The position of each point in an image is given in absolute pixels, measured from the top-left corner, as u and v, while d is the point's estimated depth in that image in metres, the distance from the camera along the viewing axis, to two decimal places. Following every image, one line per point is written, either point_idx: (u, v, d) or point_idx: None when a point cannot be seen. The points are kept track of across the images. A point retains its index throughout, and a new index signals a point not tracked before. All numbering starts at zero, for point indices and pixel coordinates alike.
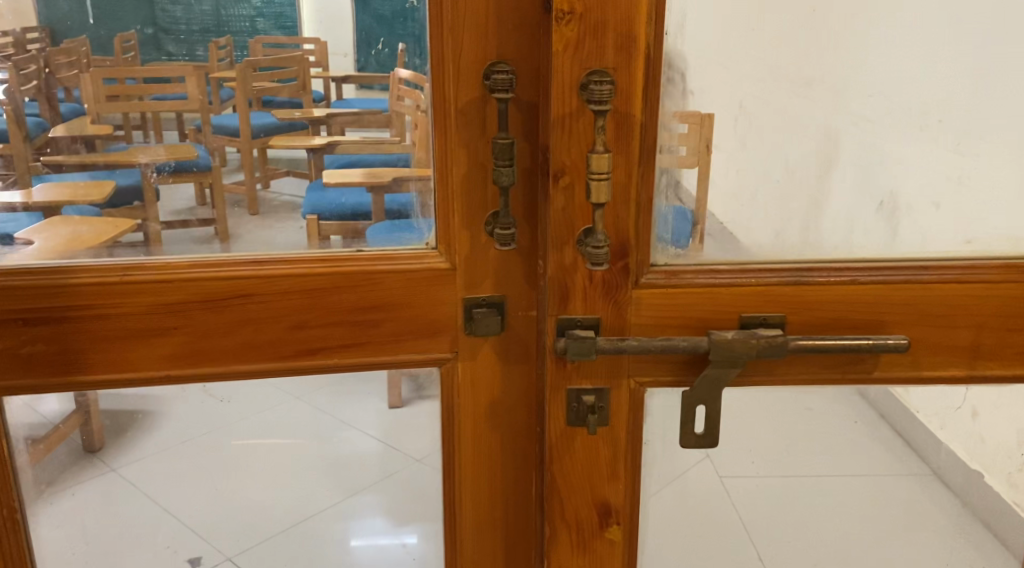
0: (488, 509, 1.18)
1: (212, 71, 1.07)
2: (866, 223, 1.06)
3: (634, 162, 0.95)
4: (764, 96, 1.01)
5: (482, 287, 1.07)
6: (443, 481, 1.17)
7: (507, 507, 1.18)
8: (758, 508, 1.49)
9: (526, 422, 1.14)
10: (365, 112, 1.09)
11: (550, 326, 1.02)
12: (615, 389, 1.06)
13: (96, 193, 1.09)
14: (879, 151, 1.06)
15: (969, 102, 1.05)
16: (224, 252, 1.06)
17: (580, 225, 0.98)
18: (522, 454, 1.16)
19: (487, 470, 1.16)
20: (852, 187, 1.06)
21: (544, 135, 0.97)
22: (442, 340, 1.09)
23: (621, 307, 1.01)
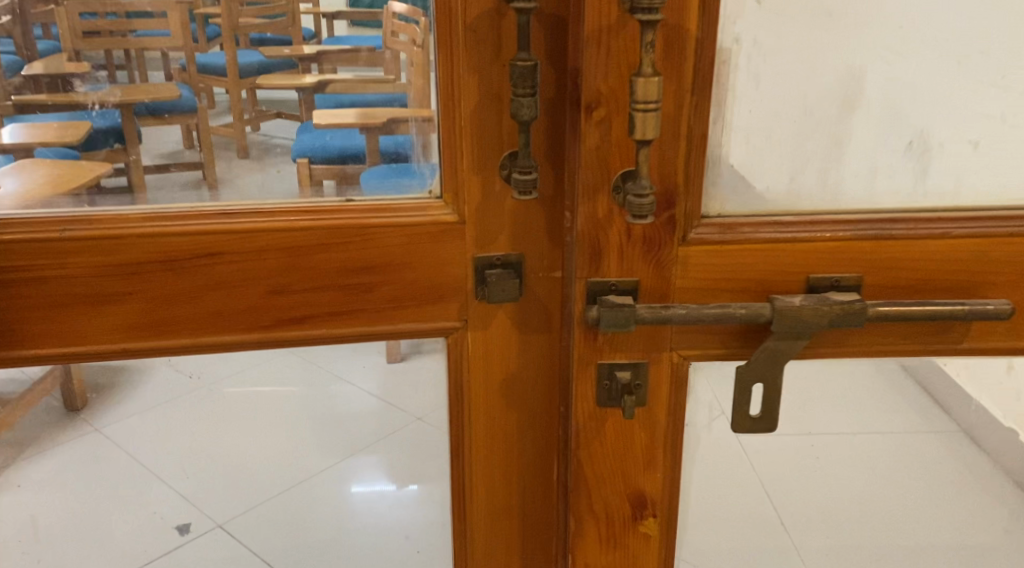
0: (503, 497, 1.02)
1: (197, 6, 0.92)
2: (893, 163, 0.87)
3: (687, 88, 0.77)
4: (775, 26, 0.82)
5: (496, 244, 0.90)
6: (451, 466, 1.01)
7: (524, 498, 1.02)
8: (799, 491, 1.34)
9: (547, 397, 0.98)
10: (361, 49, 0.92)
11: (578, 290, 0.86)
12: (654, 363, 0.89)
13: (70, 135, 0.92)
14: (908, 88, 0.85)
15: (1014, 24, 0.83)
16: (212, 201, 0.88)
17: (618, 167, 0.81)
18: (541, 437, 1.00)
19: (500, 454, 1.00)
20: (878, 126, 0.86)
21: (572, 57, 0.79)
22: (450, 306, 0.92)
23: (664, 266, 0.85)
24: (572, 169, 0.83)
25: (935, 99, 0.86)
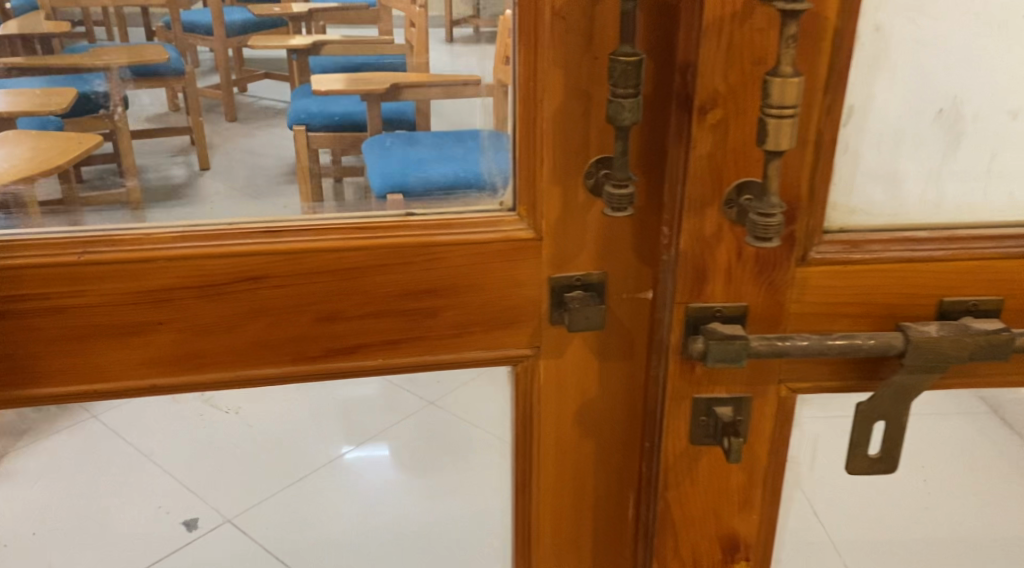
0: (571, 534, 0.92)
1: None
2: (919, 137, 0.72)
3: (821, 87, 0.65)
4: None
5: (577, 262, 0.78)
6: (516, 503, 0.91)
7: (596, 535, 0.92)
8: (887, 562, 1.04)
9: (627, 428, 0.87)
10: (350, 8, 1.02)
11: (677, 318, 0.74)
12: (758, 397, 0.78)
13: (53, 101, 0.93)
14: (938, 48, 0.69)
15: None
16: (253, 215, 0.76)
17: (732, 179, 0.69)
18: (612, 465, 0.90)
19: (569, 490, 0.90)
20: (904, 92, 0.70)
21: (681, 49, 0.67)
22: (522, 330, 0.81)
23: (779, 290, 0.74)
24: (673, 179, 0.71)
25: (972, 59, 0.70)
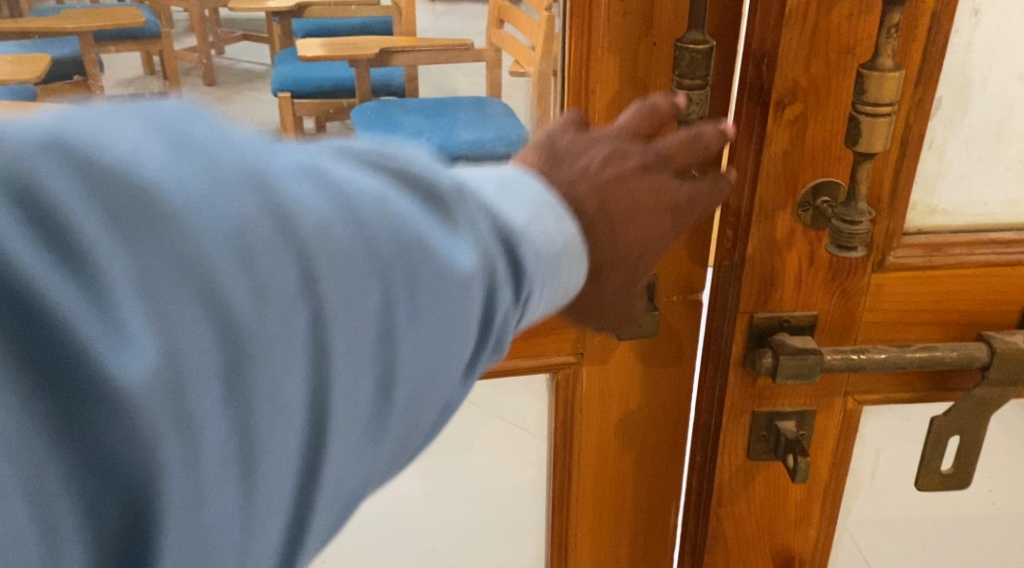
0: (610, 547, 0.86)
1: None
2: (988, 125, 0.64)
3: (915, 78, 0.59)
4: None
5: None
6: (551, 518, 0.85)
7: (636, 547, 0.87)
8: None
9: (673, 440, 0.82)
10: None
11: (739, 329, 0.68)
12: (823, 410, 0.72)
13: None
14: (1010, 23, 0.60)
15: None
16: None
17: (808, 179, 0.63)
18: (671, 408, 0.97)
19: (611, 505, 0.84)
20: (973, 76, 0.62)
21: (757, 36, 0.60)
22: (565, 338, 0.74)
23: (851, 297, 0.67)
24: (739, 176, 0.65)
25: None
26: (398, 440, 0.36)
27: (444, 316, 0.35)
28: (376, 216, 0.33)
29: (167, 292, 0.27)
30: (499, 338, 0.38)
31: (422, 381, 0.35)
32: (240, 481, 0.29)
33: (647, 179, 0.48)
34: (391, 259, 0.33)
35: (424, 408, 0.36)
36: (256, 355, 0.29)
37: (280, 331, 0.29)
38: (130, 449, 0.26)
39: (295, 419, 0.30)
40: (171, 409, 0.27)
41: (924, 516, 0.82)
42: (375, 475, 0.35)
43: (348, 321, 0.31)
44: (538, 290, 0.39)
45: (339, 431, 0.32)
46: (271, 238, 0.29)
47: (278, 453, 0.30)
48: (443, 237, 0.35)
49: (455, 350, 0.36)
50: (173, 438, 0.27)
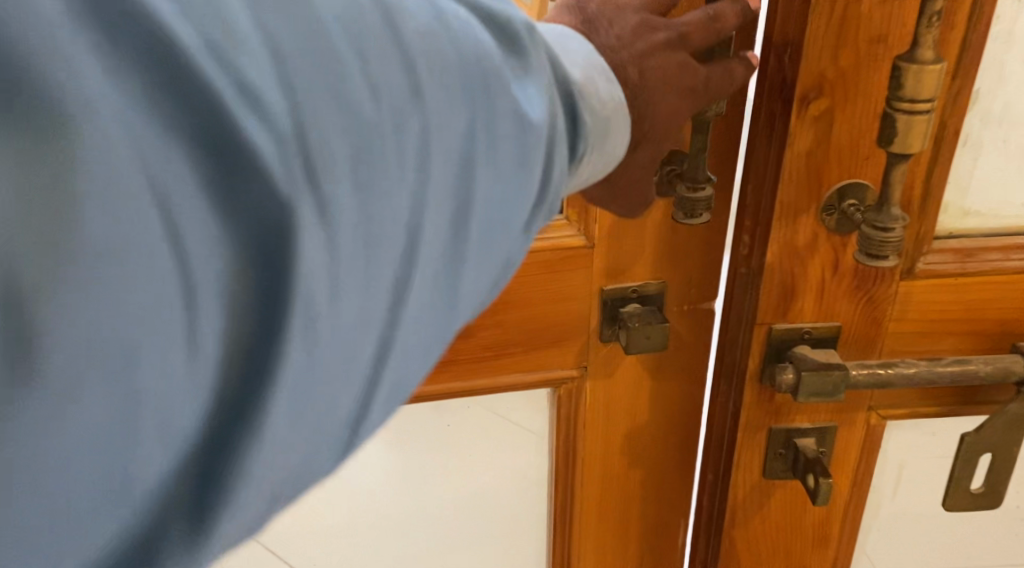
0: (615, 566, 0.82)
1: None
2: None
3: (954, 70, 0.54)
4: None
5: (633, 274, 0.67)
6: (553, 536, 0.80)
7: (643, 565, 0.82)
8: None
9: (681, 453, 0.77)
10: None
11: (756, 341, 0.63)
12: (845, 425, 0.67)
13: None
14: None
15: None
16: None
17: (833, 181, 0.57)
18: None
19: (616, 522, 0.79)
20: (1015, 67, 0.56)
21: (778, 26, 0.55)
22: (566, 349, 0.70)
23: (877, 306, 0.62)
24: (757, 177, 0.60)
25: None
26: (477, 264, 0.37)
27: (521, 150, 0.36)
28: (472, 36, 0.36)
29: (303, 57, 0.29)
30: (556, 192, 0.41)
31: (507, 197, 0.37)
32: (357, 257, 0.30)
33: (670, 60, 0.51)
34: (478, 81, 0.35)
35: (495, 240, 0.37)
36: (376, 137, 0.31)
37: (398, 118, 0.31)
38: (269, 186, 0.27)
39: (399, 221, 0.32)
40: (303, 159, 0.28)
41: (948, 543, 0.77)
42: (450, 302, 0.37)
43: (452, 117, 0.34)
44: (591, 149, 0.45)
45: (436, 229, 0.34)
46: (386, 37, 0.32)
47: (385, 255, 0.31)
48: (519, 73, 0.37)
49: (528, 182, 0.38)
50: (304, 185, 0.28)
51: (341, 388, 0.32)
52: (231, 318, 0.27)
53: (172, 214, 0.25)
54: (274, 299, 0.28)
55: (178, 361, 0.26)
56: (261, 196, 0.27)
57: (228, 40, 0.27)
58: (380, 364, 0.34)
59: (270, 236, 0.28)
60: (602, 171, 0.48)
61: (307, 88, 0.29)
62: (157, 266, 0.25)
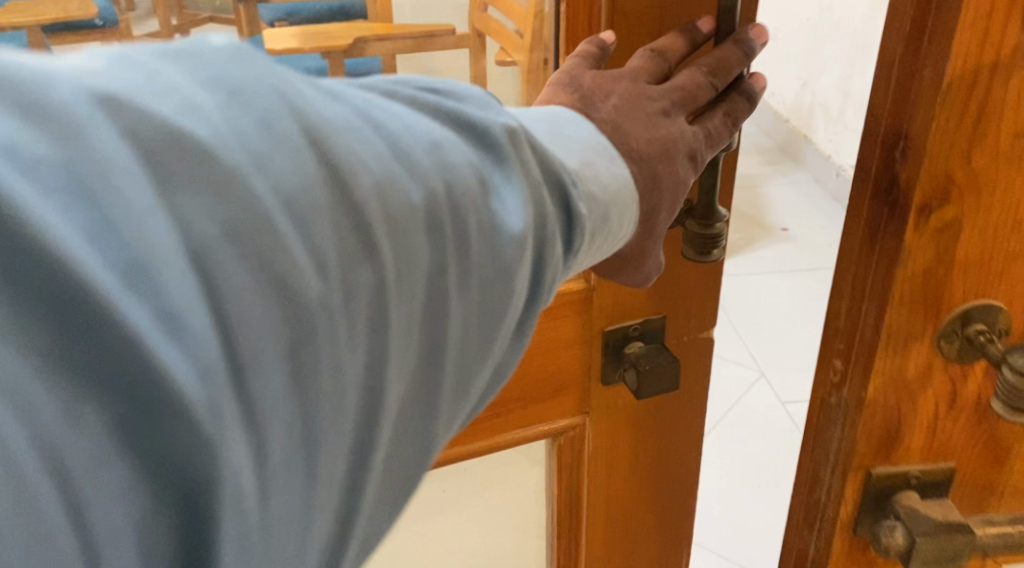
0: (617, 516, 1.07)
1: None
2: None
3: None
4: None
5: (605, 298, 0.89)
6: (567, 501, 1.04)
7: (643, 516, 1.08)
8: None
9: (678, 425, 1.03)
10: None
11: (858, 483, 0.72)
12: (959, 501, 0.73)
13: None
14: None
15: None
16: None
17: (996, 296, 0.65)
18: (655, 412, 1.00)
19: (614, 486, 1.04)
20: None
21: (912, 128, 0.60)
22: (577, 366, 0.93)
23: (985, 421, 0.70)
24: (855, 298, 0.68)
25: None
26: (429, 333, 0.47)
27: (484, 269, 0.48)
28: (383, 174, 0.44)
29: (233, 249, 0.38)
30: (552, 282, 0.53)
31: (422, 290, 0.46)
32: (293, 450, 0.40)
33: (662, 122, 0.66)
34: (447, 210, 0.47)
35: (477, 350, 0.50)
36: (312, 323, 0.40)
37: (348, 288, 0.42)
38: (190, 424, 0.35)
39: (353, 374, 0.42)
40: (227, 373, 0.37)
41: None
42: (395, 371, 0.45)
43: (342, 242, 0.42)
44: (587, 232, 0.55)
45: (336, 337, 0.41)
46: (284, 216, 0.39)
47: (335, 408, 0.42)
48: (500, 180, 0.50)
49: (502, 301, 0.49)
50: (222, 408, 0.36)
51: (308, 523, 0.42)
52: (165, 526, 0.36)
53: (65, 474, 0.33)
54: (191, 500, 0.36)
55: (92, 551, 0.34)
56: (164, 391, 0.35)
57: (155, 254, 0.36)
58: (363, 470, 0.45)
59: (183, 465, 0.36)
60: (611, 243, 0.60)
61: (228, 269, 0.37)
62: (60, 529, 0.33)
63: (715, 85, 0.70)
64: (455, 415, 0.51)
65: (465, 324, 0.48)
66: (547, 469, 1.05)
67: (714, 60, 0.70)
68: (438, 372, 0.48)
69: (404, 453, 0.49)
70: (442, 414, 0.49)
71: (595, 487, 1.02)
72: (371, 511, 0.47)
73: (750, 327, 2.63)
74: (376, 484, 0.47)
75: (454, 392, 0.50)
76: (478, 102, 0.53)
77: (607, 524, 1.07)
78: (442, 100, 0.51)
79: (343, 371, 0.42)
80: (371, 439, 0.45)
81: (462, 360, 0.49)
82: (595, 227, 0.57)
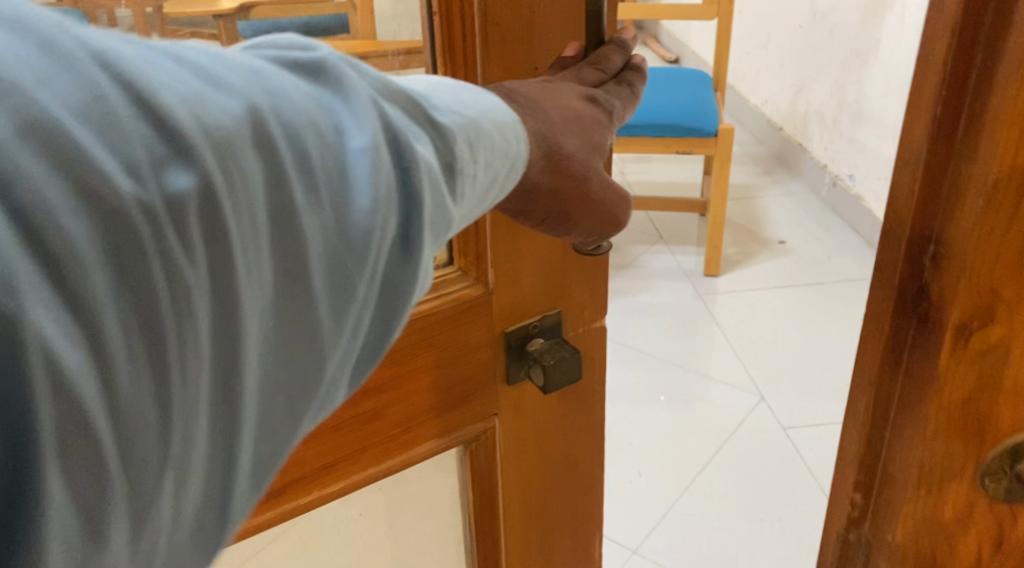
0: (535, 517, 1.03)
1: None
2: None
3: None
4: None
5: (503, 294, 0.86)
6: (484, 511, 0.99)
7: (560, 515, 1.05)
8: None
9: (585, 418, 1.00)
10: None
11: None
12: None
13: None
14: None
15: None
16: None
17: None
18: (559, 410, 0.98)
19: (529, 487, 1.00)
20: None
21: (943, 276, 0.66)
22: (484, 371, 0.89)
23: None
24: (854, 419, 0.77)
25: None
26: (287, 250, 0.44)
27: (333, 178, 0.45)
28: (189, 92, 0.41)
29: (28, 148, 0.35)
30: (431, 198, 0.50)
31: (266, 205, 0.43)
32: (133, 353, 0.38)
33: (547, 85, 0.68)
34: (286, 125, 0.44)
35: (356, 266, 0.46)
36: (129, 222, 0.37)
37: (163, 190, 0.38)
38: None
39: (197, 278, 0.40)
40: (26, 262, 0.34)
41: None
42: (250, 284, 0.42)
43: (151, 146, 0.39)
44: (462, 149, 0.54)
45: (162, 242, 0.38)
46: (79, 123, 0.37)
47: (182, 314, 0.39)
48: (340, 104, 0.47)
49: (375, 212, 0.46)
50: (22, 297, 0.34)
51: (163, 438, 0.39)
52: None
53: None
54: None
55: None
56: None
57: None
58: (227, 385, 0.42)
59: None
60: (503, 165, 0.57)
61: (27, 167, 0.35)
62: None
63: (599, 69, 0.74)
64: (344, 340, 0.48)
65: (329, 235, 0.45)
66: (461, 475, 0.99)
67: (590, 58, 0.75)
68: (308, 288, 0.45)
69: (292, 377, 0.46)
70: (326, 334, 0.46)
71: (511, 495, 0.98)
72: (262, 425, 0.45)
73: (750, 347, 2.56)
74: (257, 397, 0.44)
75: (339, 310, 0.46)
76: (298, 41, 0.49)
77: (525, 534, 1.02)
78: (267, 48, 0.48)
79: (182, 273, 0.39)
80: (237, 352, 0.42)
81: (340, 271, 0.46)
82: (465, 160, 0.54)
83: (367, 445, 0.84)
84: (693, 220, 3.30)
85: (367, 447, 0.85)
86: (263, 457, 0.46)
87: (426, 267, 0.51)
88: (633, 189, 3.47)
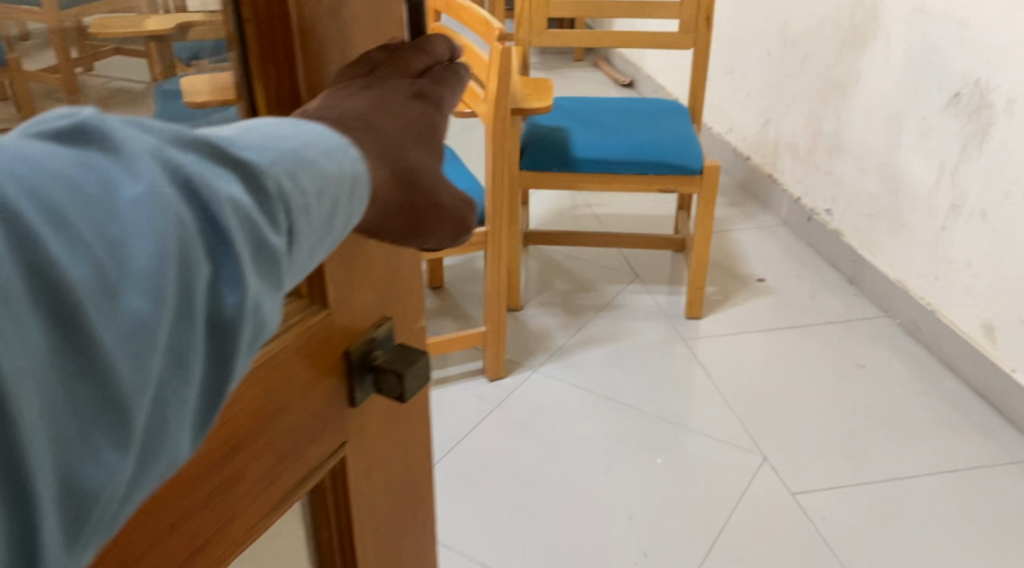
0: (385, 537, 1.04)
1: None
2: None
3: None
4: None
5: (342, 317, 0.85)
6: (346, 544, 0.98)
7: (400, 529, 1.07)
8: None
9: (406, 428, 1.03)
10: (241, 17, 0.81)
11: None
12: None
13: None
14: None
15: None
16: None
17: None
18: (394, 425, 1.00)
19: (378, 507, 1.01)
20: None
21: None
22: (333, 402, 0.87)
23: None
24: None
25: None
26: (56, 307, 0.45)
27: (98, 225, 0.47)
28: None
29: None
30: (231, 230, 0.51)
31: (19, 273, 0.43)
32: None
33: (368, 89, 0.74)
34: (43, 194, 0.45)
35: (142, 307, 0.47)
36: None
37: None
38: None
39: None
40: None
41: None
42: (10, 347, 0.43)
43: None
44: (272, 181, 0.56)
45: None
46: None
47: None
48: (121, 169, 0.49)
49: (162, 255, 0.48)
50: None
51: None
52: None
53: None
54: None
55: None
56: None
57: None
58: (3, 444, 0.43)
59: None
60: (317, 190, 0.59)
61: None
62: None
63: (426, 54, 0.83)
64: (157, 382, 0.49)
65: (105, 286, 0.46)
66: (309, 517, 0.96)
67: (419, 39, 0.84)
68: (88, 344, 0.46)
69: (94, 436, 0.46)
70: (125, 384, 0.47)
71: (359, 522, 0.98)
72: (69, 493, 0.46)
73: (739, 396, 2.42)
74: (52, 457, 0.45)
75: (138, 355, 0.47)
76: (63, 112, 0.51)
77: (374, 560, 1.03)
78: (30, 127, 0.50)
79: None
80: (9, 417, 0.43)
81: (130, 320, 0.47)
82: (293, 191, 0.57)
83: (235, 510, 0.79)
84: (666, 257, 3.16)
85: (236, 513, 0.79)
86: (74, 522, 0.46)
87: (256, 305, 0.53)
88: (604, 221, 3.32)
